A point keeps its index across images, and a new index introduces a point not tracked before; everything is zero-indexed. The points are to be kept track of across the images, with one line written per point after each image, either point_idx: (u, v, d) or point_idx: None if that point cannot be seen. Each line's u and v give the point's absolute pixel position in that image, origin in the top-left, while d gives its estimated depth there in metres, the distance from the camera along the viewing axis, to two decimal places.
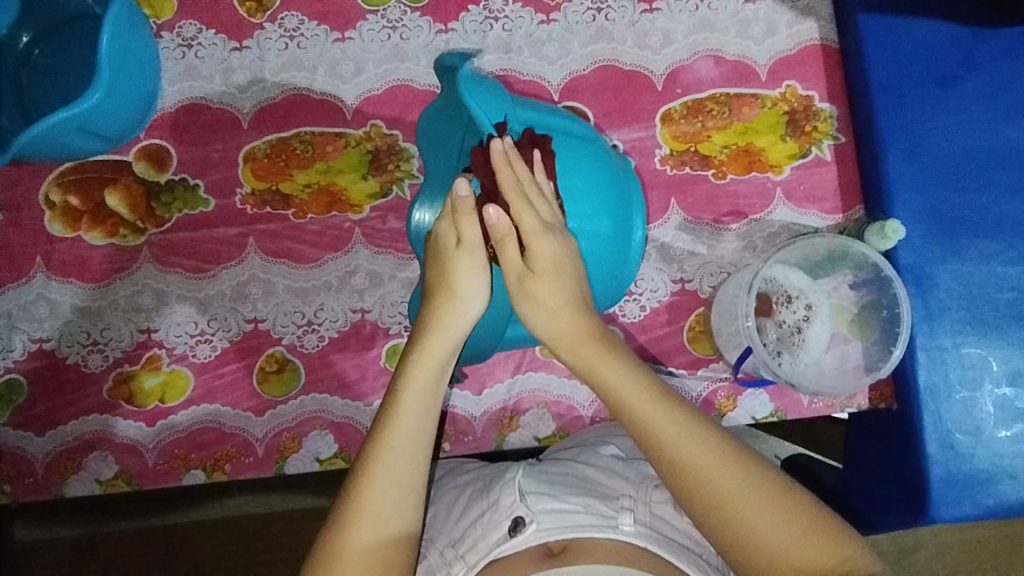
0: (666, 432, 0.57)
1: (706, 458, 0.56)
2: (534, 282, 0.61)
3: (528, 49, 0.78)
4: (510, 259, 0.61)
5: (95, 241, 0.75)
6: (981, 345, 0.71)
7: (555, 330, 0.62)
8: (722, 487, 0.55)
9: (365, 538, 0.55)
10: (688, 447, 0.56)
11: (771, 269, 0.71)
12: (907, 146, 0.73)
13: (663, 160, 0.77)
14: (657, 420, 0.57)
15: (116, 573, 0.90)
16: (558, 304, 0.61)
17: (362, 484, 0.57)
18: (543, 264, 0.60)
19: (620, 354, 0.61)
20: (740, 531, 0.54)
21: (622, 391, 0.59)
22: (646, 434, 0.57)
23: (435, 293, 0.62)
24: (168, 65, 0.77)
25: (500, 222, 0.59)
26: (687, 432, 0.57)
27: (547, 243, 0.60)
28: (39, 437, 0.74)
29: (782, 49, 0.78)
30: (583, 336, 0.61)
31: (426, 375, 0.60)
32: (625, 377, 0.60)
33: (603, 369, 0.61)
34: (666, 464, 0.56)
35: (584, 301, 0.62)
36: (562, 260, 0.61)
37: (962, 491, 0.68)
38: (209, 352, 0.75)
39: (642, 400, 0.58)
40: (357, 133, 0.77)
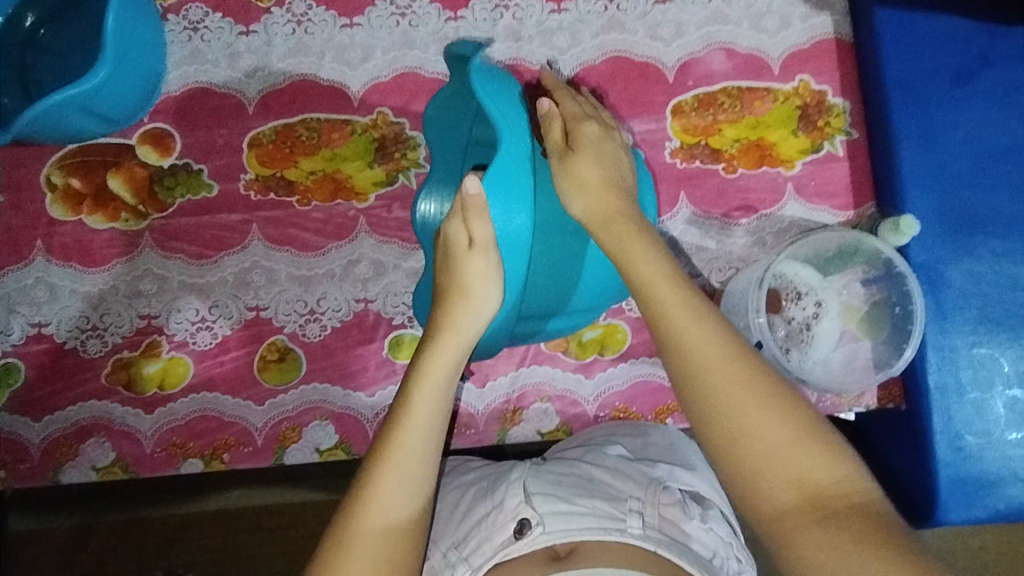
0: (682, 318, 0.54)
1: (721, 348, 0.52)
2: (573, 159, 0.61)
3: (538, 38, 0.77)
4: (553, 137, 0.63)
5: (96, 225, 0.74)
6: (992, 345, 0.69)
7: (588, 209, 0.60)
8: (727, 380, 0.51)
9: (373, 534, 0.55)
10: (701, 334, 0.53)
11: (782, 265, 0.70)
12: (921, 142, 0.72)
13: (673, 153, 0.76)
14: (675, 303, 0.54)
15: (110, 564, 0.89)
16: (592, 180, 0.60)
17: (372, 481, 0.56)
18: (584, 144, 0.62)
19: (648, 238, 0.58)
20: (741, 428, 0.50)
21: (642, 269, 0.56)
22: (659, 316, 0.54)
23: (448, 296, 0.61)
24: (173, 48, 0.76)
25: (549, 107, 0.63)
26: (702, 321, 0.54)
27: (590, 128, 0.63)
28: (36, 422, 0.73)
29: (796, 42, 0.77)
30: (616, 216, 0.59)
31: (440, 372, 0.59)
32: (648, 258, 0.57)
33: (631, 246, 0.58)
34: (673, 349, 0.54)
35: (621, 185, 0.61)
36: (602, 144, 0.62)
37: (972, 493, 0.67)
38: (209, 339, 0.74)
39: (662, 282, 0.55)
40: (364, 121, 0.76)
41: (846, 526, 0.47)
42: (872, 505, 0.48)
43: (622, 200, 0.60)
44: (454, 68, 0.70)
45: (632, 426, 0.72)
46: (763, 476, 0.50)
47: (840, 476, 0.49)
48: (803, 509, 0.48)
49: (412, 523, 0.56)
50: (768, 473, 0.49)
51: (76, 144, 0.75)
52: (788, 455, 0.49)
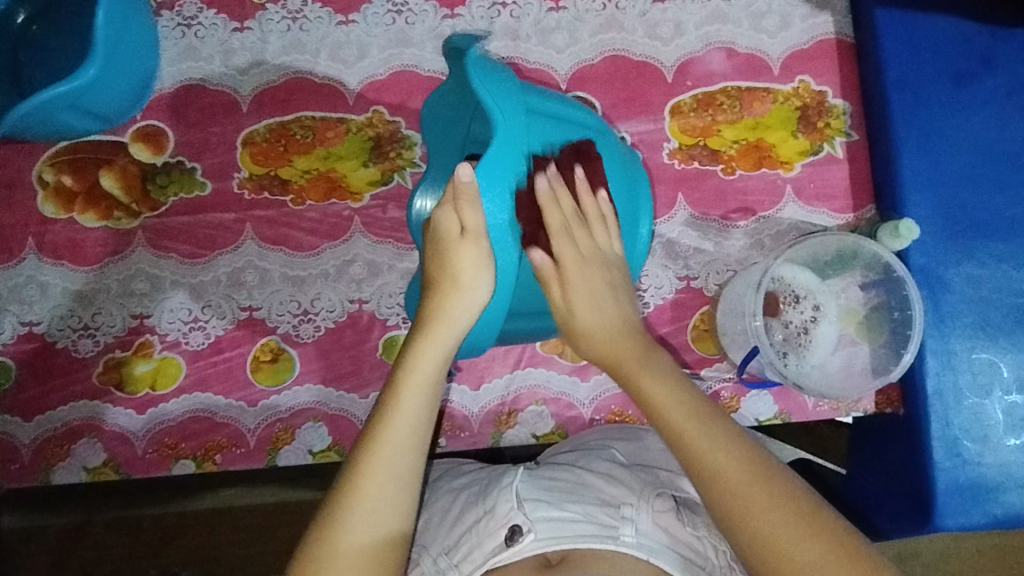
0: (708, 448, 0.53)
1: (739, 479, 0.52)
2: (578, 313, 0.61)
3: (536, 36, 0.76)
4: (555, 299, 0.62)
5: (88, 223, 0.74)
6: (991, 350, 0.69)
7: (602, 349, 0.61)
8: (761, 512, 0.51)
9: (359, 541, 0.54)
10: (719, 461, 0.53)
11: (779, 268, 0.69)
12: (922, 144, 0.71)
13: (672, 154, 0.75)
14: (691, 436, 0.54)
15: (105, 563, 0.89)
16: (598, 336, 0.61)
17: (357, 478, 0.55)
18: (579, 299, 0.61)
19: (661, 369, 0.59)
20: (776, 557, 0.50)
21: (662, 404, 0.56)
22: (683, 449, 0.54)
23: (437, 286, 0.59)
24: (167, 44, 0.75)
25: (546, 265, 0.60)
26: (726, 446, 0.54)
27: (581, 280, 0.61)
28: (27, 422, 0.72)
29: (796, 42, 0.76)
30: (627, 356, 0.60)
31: (427, 367, 0.59)
32: (666, 391, 0.57)
33: (649, 385, 0.58)
34: (701, 478, 0.53)
35: (630, 328, 0.61)
36: (601, 287, 0.61)
37: (969, 500, 0.67)
38: (202, 340, 0.73)
39: (681, 413, 0.55)
40: (359, 119, 0.75)
41: None
42: None
43: (632, 342, 0.60)
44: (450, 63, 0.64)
45: (628, 431, 0.71)
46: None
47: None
48: None
49: (399, 527, 0.55)
50: None
51: (68, 141, 0.74)
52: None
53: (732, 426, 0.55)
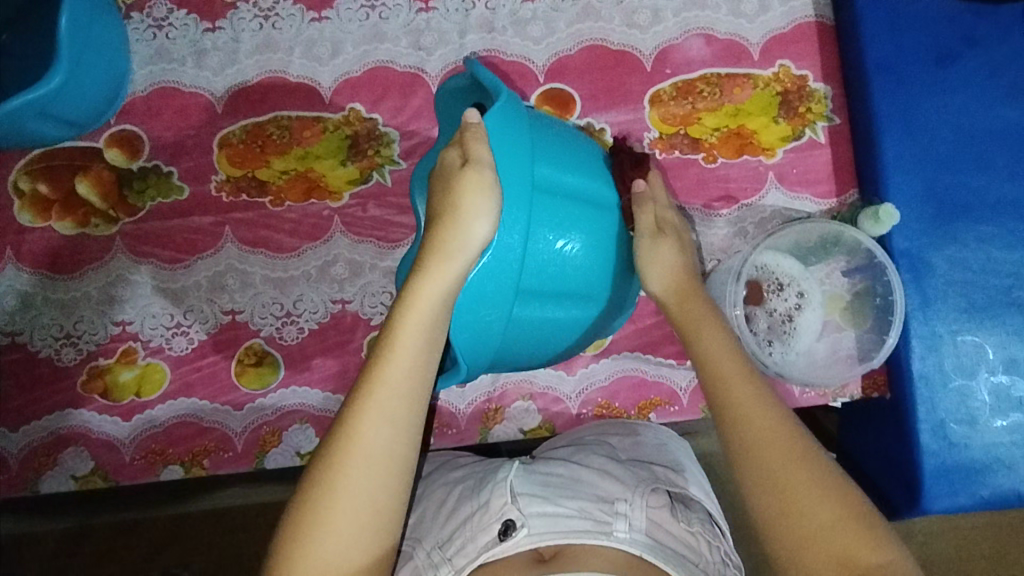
0: (745, 399, 0.56)
1: (766, 417, 0.55)
2: (659, 242, 0.63)
3: (512, 28, 0.75)
4: (643, 220, 0.63)
5: (66, 231, 0.73)
6: (977, 332, 0.69)
7: (660, 284, 0.63)
8: (775, 447, 0.53)
9: (354, 496, 0.51)
10: (750, 399, 0.56)
11: (762, 256, 0.68)
12: (904, 127, 0.70)
13: (652, 144, 0.74)
14: (733, 371, 0.57)
15: (101, 568, 0.89)
16: (677, 265, 0.63)
17: (352, 424, 0.52)
18: (666, 227, 0.64)
19: (719, 321, 0.61)
20: (784, 495, 0.52)
21: (713, 352, 0.59)
22: (720, 388, 0.57)
23: (440, 219, 0.55)
24: (139, 47, 0.75)
25: (644, 190, 0.64)
26: (756, 390, 0.56)
27: (672, 213, 0.65)
28: (13, 432, 0.72)
29: (775, 26, 0.75)
30: (680, 288, 0.63)
31: (426, 306, 0.54)
32: (718, 335, 0.60)
33: (703, 333, 0.60)
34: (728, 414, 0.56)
35: (697, 275, 0.64)
36: (681, 230, 0.65)
37: (957, 482, 0.67)
38: (185, 345, 0.73)
39: (736, 368, 0.57)
40: (336, 118, 0.74)
41: None
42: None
43: (696, 283, 0.63)
44: (452, 104, 0.65)
45: (625, 427, 0.71)
46: (802, 549, 0.50)
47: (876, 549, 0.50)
48: None
49: (395, 483, 0.53)
50: (810, 541, 0.50)
51: (42, 149, 0.73)
52: (833, 527, 0.50)
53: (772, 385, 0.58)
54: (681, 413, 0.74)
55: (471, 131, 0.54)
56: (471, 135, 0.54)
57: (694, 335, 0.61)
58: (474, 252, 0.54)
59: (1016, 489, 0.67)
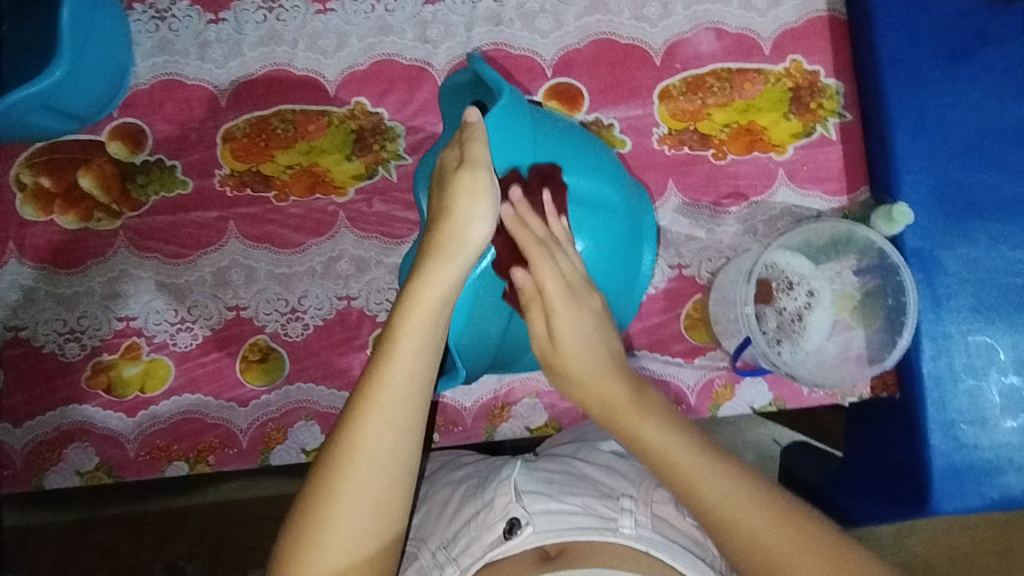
0: (762, 536, 0.49)
1: (748, 511, 0.50)
2: (560, 356, 0.55)
3: (520, 21, 0.74)
4: (536, 332, 0.56)
5: (68, 225, 0.73)
6: (988, 332, 0.68)
7: (597, 397, 0.55)
8: (767, 538, 0.49)
9: (354, 506, 0.50)
10: (727, 496, 0.50)
11: (773, 255, 0.68)
12: (917, 125, 0.69)
13: (661, 139, 0.73)
14: (692, 472, 0.51)
15: (104, 562, 0.88)
16: (588, 372, 0.55)
17: (353, 433, 0.51)
18: (563, 339, 0.55)
19: (654, 410, 0.54)
20: None
21: (699, 485, 0.51)
22: (688, 496, 0.51)
23: (434, 224, 0.52)
24: (141, 38, 0.74)
25: (529, 286, 0.55)
26: (723, 481, 0.51)
27: (569, 314, 0.54)
28: (17, 428, 0.72)
29: (786, 20, 0.74)
30: (623, 404, 0.54)
31: (426, 315, 0.52)
32: (661, 435, 0.53)
33: (680, 461, 0.52)
34: (707, 519, 0.51)
35: (616, 366, 0.56)
36: (586, 325, 0.55)
37: (966, 482, 0.66)
38: (189, 341, 0.72)
39: (694, 465, 0.52)
40: (341, 112, 0.74)
41: None
42: None
43: (618, 383, 0.55)
44: (452, 99, 0.63)
45: None
46: None
47: None
48: None
49: (397, 489, 0.52)
50: None
51: (45, 142, 0.73)
52: None
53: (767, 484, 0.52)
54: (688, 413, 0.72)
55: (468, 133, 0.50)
56: (469, 136, 0.50)
57: (665, 460, 0.52)
58: (471, 254, 0.51)
59: None
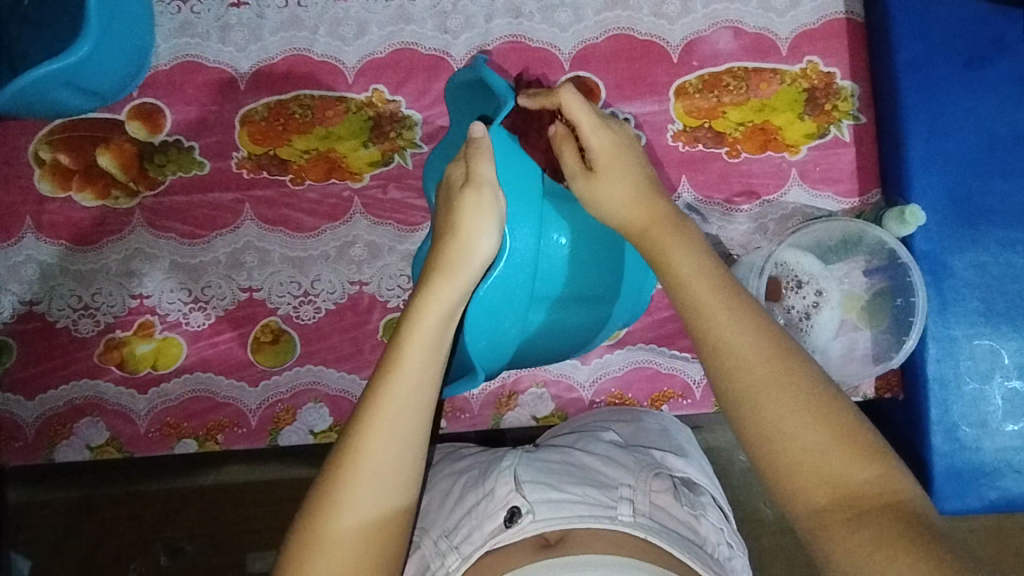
0: (757, 366, 0.47)
1: (749, 342, 0.48)
2: (599, 175, 0.55)
3: (539, 14, 0.75)
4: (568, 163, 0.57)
5: (86, 202, 0.73)
6: (994, 337, 0.69)
7: (624, 219, 0.55)
8: (751, 366, 0.47)
9: (360, 508, 0.51)
10: (730, 323, 0.48)
11: (783, 253, 0.68)
12: (930, 128, 0.70)
13: (676, 136, 0.74)
14: (707, 297, 0.49)
15: (105, 539, 0.88)
16: (627, 190, 0.55)
17: (358, 441, 0.52)
18: (602, 158, 0.55)
19: (691, 242, 0.53)
20: (764, 423, 0.46)
21: (714, 317, 0.49)
22: (696, 317, 0.49)
23: (441, 239, 0.55)
24: (163, 20, 0.74)
25: (561, 130, 0.58)
26: (736, 312, 0.49)
27: (604, 135, 0.55)
28: (28, 401, 0.72)
29: (804, 21, 0.75)
30: (656, 225, 0.54)
31: (430, 326, 0.54)
32: (692, 261, 0.51)
33: (697, 289, 0.50)
34: (707, 344, 0.49)
35: (656, 191, 0.55)
36: (622, 149, 0.56)
37: (965, 484, 0.67)
38: (202, 320, 0.73)
39: (709, 290, 0.50)
40: (359, 99, 0.74)
41: (875, 525, 0.42)
42: (904, 506, 0.43)
43: (659, 204, 0.55)
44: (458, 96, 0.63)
45: (625, 413, 0.72)
46: (793, 479, 0.45)
47: (873, 478, 0.44)
48: (833, 508, 0.43)
49: (402, 493, 0.52)
50: (800, 472, 0.44)
51: (64, 120, 0.73)
52: (818, 456, 0.44)
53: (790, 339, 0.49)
54: (693, 406, 0.74)
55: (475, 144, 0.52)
56: (474, 152, 0.53)
57: (686, 288, 0.50)
58: (477, 266, 0.54)
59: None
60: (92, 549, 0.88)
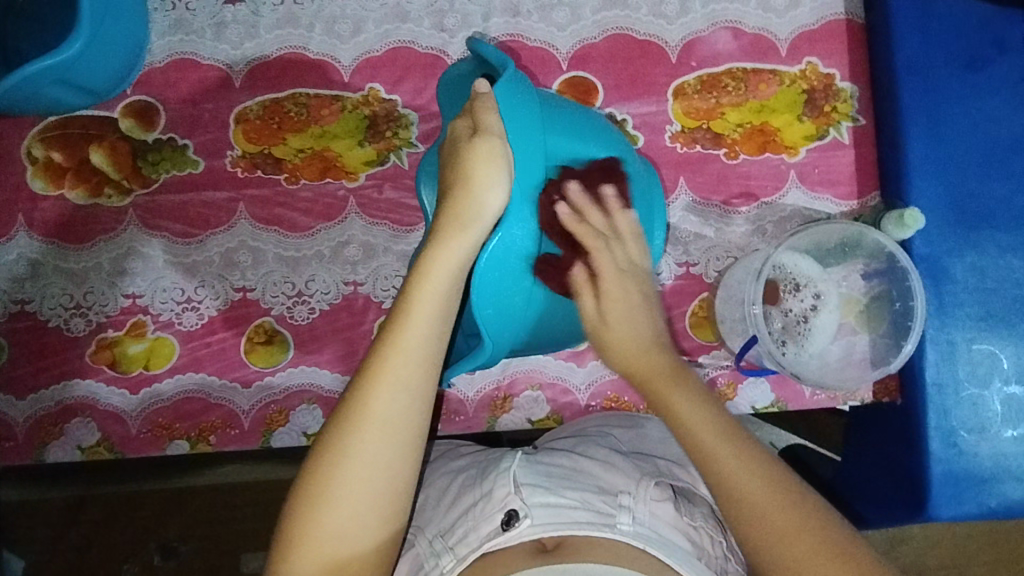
0: (773, 516, 0.51)
1: (761, 492, 0.52)
2: (607, 331, 0.59)
3: (537, 13, 0.74)
4: (585, 310, 0.59)
5: (78, 200, 0.73)
6: (992, 342, 0.68)
7: (630, 364, 0.58)
8: (769, 516, 0.51)
9: (371, 459, 0.51)
10: (743, 477, 0.53)
11: (781, 255, 0.67)
12: (930, 130, 0.69)
13: (674, 137, 0.73)
14: (720, 453, 0.54)
15: (99, 540, 0.88)
16: (635, 342, 0.58)
17: (369, 391, 0.52)
18: (614, 317, 0.59)
19: (696, 390, 0.57)
20: (790, 567, 0.50)
21: (730, 473, 0.53)
22: (708, 468, 0.54)
23: (452, 190, 0.52)
24: (157, 16, 0.74)
25: (580, 275, 0.58)
26: (746, 464, 0.53)
27: (621, 293, 0.59)
28: (20, 401, 0.72)
29: (803, 22, 0.74)
30: (655, 376, 0.58)
31: (440, 278, 0.52)
32: (698, 415, 0.55)
33: (709, 443, 0.54)
34: (723, 497, 0.53)
35: (659, 342, 0.59)
36: (635, 301, 0.59)
37: (963, 490, 0.67)
38: (195, 320, 0.72)
39: (720, 446, 0.54)
40: (355, 98, 0.74)
41: None
42: None
43: (661, 354, 0.58)
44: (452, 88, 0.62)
45: (628, 420, 0.71)
46: None
47: None
48: None
49: (412, 442, 0.53)
50: None
51: (58, 117, 0.73)
52: None
53: (800, 484, 0.53)
54: None
55: (481, 99, 0.50)
56: (481, 106, 0.50)
57: (696, 440, 0.55)
58: (489, 222, 0.52)
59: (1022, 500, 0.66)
60: (84, 550, 0.88)
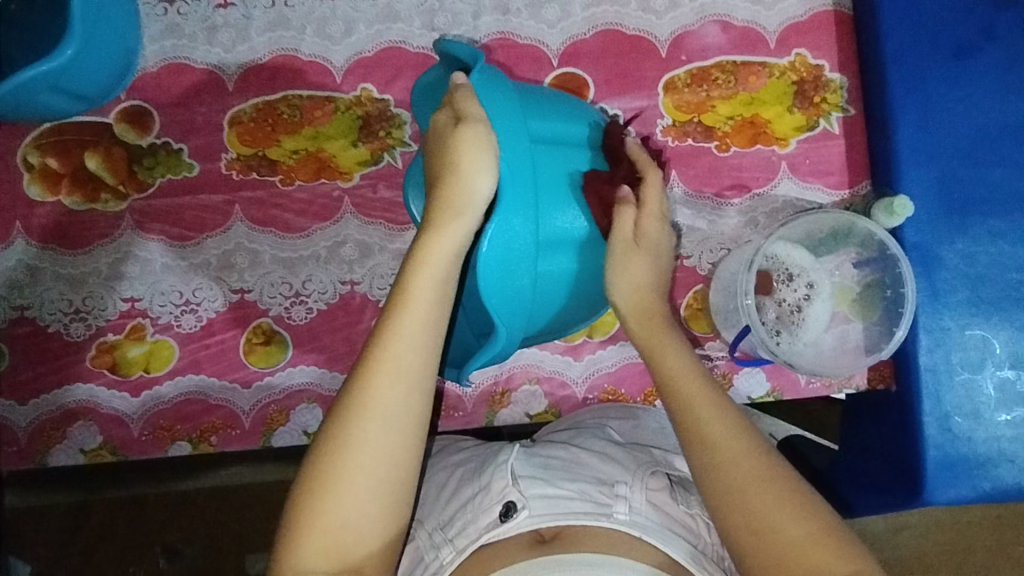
0: (741, 467, 0.54)
1: (734, 442, 0.55)
2: (636, 253, 0.60)
3: (527, 10, 0.74)
4: (622, 236, 0.60)
5: (74, 206, 0.73)
6: (985, 327, 0.69)
7: (632, 298, 0.61)
8: (739, 471, 0.53)
9: (373, 445, 0.52)
10: (720, 428, 0.55)
11: (773, 246, 0.68)
12: (920, 118, 0.70)
13: (665, 131, 0.74)
14: (698, 403, 0.57)
15: (103, 543, 0.88)
16: (646, 279, 0.61)
17: (370, 379, 0.53)
18: (646, 239, 0.61)
19: (681, 345, 0.61)
20: (754, 517, 0.52)
21: (705, 422, 0.56)
22: (685, 413, 0.57)
23: (443, 180, 0.53)
24: (148, 21, 0.74)
25: (627, 198, 0.60)
26: (722, 418, 0.56)
27: (654, 225, 0.62)
28: (22, 406, 0.72)
29: (792, 14, 0.75)
30: (649, 318, 0.62)
31: (438, 264, 0.54)
32: (683, 367, 0.59)
33: (689, 391, 0.57)
34: (698, 445, 0.55)
35: (664, 291, 0.63)
36: (659, 242, 0.62)
37: (959, 473, 0.67)
38: (193, 323, 0.73)
39: (700, 397, 0.57)
40: (347, 98, 0.74)
41: None
42: None
43: (661, 301, 0.63)
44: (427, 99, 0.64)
45: (624, 411, 0.71)
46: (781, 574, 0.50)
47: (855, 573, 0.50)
48: None
49: (412, 429, 0.53)
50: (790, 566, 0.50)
51: (52, 123, 0.73)
52: (805, 550, 0.50)
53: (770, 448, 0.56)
54: None
55: (461, 88, 0.53)
56: (461, 93, 0.53)
57: (676, 390, 0.58)
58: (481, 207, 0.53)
59: (1018, 483, 0.67)
60: (89, 553, 0.88)
